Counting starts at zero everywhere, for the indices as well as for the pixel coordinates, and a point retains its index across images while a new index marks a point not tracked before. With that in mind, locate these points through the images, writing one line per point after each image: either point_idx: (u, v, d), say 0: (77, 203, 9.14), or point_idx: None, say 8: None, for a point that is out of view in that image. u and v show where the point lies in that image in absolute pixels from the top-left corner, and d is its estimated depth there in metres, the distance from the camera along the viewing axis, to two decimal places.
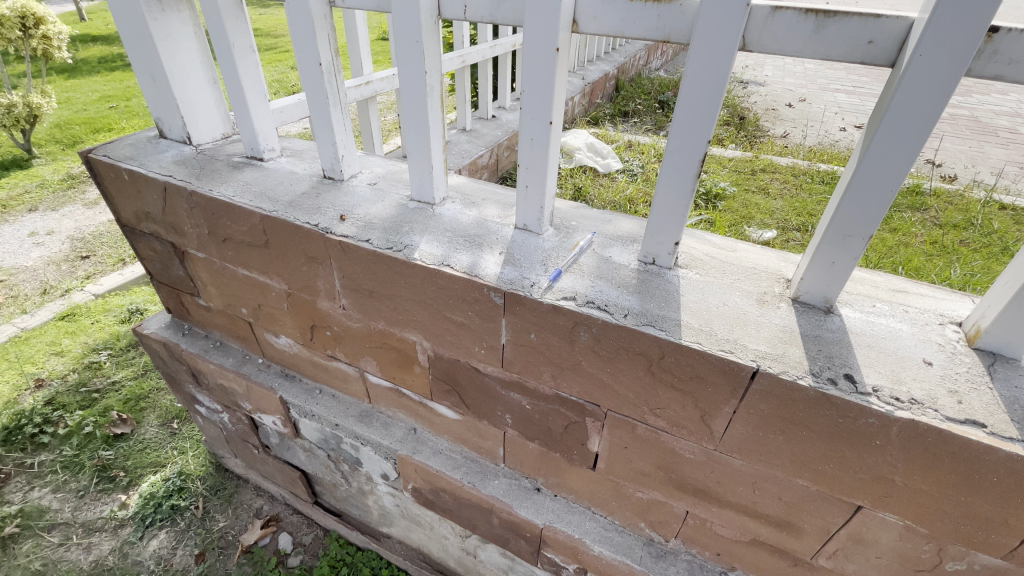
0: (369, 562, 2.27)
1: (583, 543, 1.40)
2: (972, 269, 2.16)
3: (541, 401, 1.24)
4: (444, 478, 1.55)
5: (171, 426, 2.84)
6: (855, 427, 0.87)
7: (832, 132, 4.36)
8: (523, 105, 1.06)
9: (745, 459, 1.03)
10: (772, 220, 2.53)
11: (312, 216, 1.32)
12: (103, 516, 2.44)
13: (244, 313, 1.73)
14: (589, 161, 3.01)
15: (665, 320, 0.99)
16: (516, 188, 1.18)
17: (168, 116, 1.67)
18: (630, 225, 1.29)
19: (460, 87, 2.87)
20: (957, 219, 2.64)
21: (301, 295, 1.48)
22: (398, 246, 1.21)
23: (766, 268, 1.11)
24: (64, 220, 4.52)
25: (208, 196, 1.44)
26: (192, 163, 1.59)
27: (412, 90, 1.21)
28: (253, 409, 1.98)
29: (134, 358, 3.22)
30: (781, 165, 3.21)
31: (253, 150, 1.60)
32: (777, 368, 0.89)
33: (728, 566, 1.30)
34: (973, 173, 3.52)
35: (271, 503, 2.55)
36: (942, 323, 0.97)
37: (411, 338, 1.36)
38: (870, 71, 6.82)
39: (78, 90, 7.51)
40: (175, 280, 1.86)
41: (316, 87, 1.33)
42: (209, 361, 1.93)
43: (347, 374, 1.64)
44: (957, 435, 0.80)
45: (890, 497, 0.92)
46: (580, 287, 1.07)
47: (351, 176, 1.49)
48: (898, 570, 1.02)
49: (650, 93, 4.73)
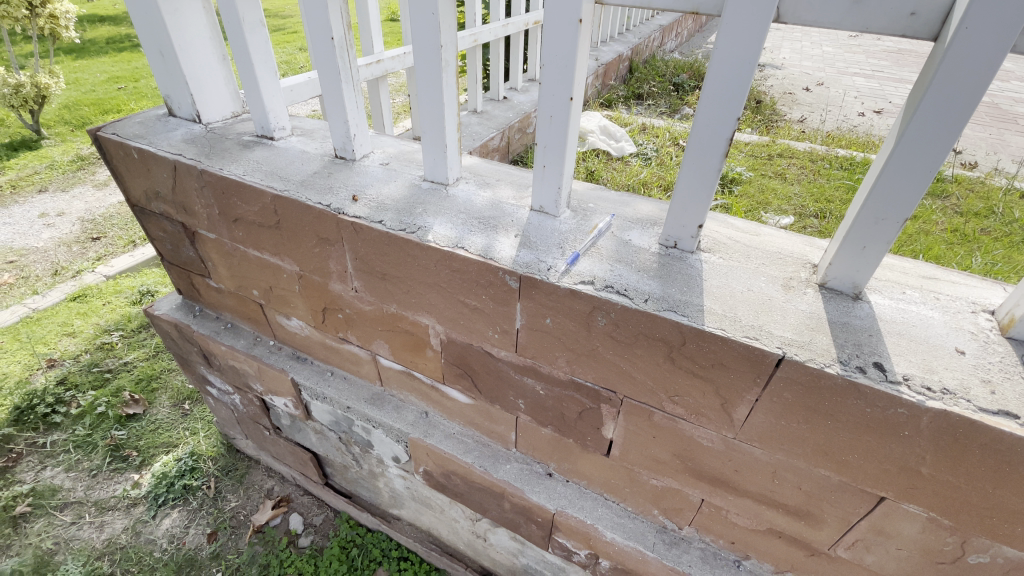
0: (379, 543, 2.29)
1: (595, 529, 1.39)
2: (994, 258, 2.11)
3: (555, 386, 1.23)
4: (456, 462, 1.55)
5: (182, 407, 2.88)
6: (883, 417, 0.84)
7: (850, 116, 4.25)
8: (542, 81, 1.02)
9: (765, 448, 1.01)
10: (789, 206, 2.48)
11: (324, 196, 1.30)
12: (115, 495, 2.48)
13: (256, 295, 1.72)
14: (602, 144, 2.95)
15: (687, 305, 0.96)
16: (532, 168, 1.14)
17: (177, 94, 1.64)
18: (650, 208, 1.25)
19: (471, 67, 2.81)
20: (978, 207, 2.57)
21: (312, 277, 1.47)
22: (412, 228, 1.19)
23: (791, 253, 1.08)
24: (74, 201, 4.53)
25: (219, 175, 1.42)
26: (202, 141, 1.57)
27: (426, 66, 1.17)
28: (264, 391, 1.98)
29: (146, 339, 3.25)
30: (798, 150, 3.13)
31: (263, 129, 1.58)
32: (803, 356, 0.86)
33: (742, 554, 1.29)
34: (994, 160, 3.42)
35: (282, 484, 2.58)
36: (974, 311, 0.93)
37: (424, 322, 1.34)
38: (890, 54, 6.63)
39: (87, 71, 7.47)
40: (186, 261, 1.85)
41: (327, 63, 1.29)
42: (220, 343, 1.92)
43: (358, 357, 1.63)
44: (990, 426, 0.77)
45: (915, 489, 0.90)
46: (598, 271, 1.04)
47: (363, 156, 1.46)
48: (919, 562, 1.00)
49: (664, 75, 4.63)
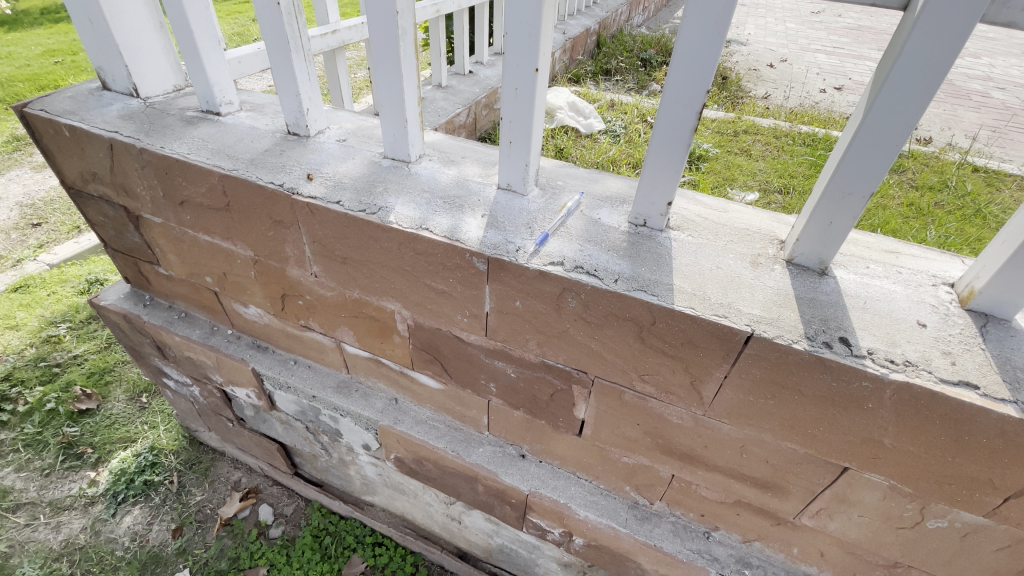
0: (353, 530, 2.26)
1: (568, 508, 1.40)
2: (947, 231, 2.18)
3: (526, 368, 1.21)
4: (427, 447, 1.53)
5: (139, 401, 2.74)
6: (848, 390, 0.85)
7: (812, 93, 4.32)
8: (505, 50, 0.97)
9: (734, 424, 1.02)
10: (754, 182, 2.51)
11: (276, 174, 1.22)
12: (72, 494, 2.36)
13: (209, 281, 1.63)
14: (570, 121, 2.90)
15: (657, 284, 0.94)
16: (499, 145, 1.10)
17: (111, 65, 1.50)
18: (618, 185, 1.22)
19: (435, 39, 2.70)
20: (932, 181, 2.65)
21: (268, 262, 1.39)
22: (372, 208, 1.13)
23: (759, 229, 1.07)
24: (10, 184, 4.21)
25: (160, 154, 1.31)
26: (141, 118, 1.45)
27: (382, 35, 1.09)
28: (224, 382, 1.90)
29: (97, 331, 3.07)
30: (763, 126, 3.16)
31: (208, 103, 1.47)
32: (772, 332, 0.86)
33: (712, 526, 1.31)
34: (948, 136, 3.54)
35: (249, 475, 2.50)
36: (935, 284, 0.95)
37: (389, 307, 1.29)
38: (851, 31, 6.73)
39: (19, 44, 6.89)
40: (131, 248, 1.73)
41: (275, 31, 1.20)
42: (174, 333, 1.82)
43: (322, 345, 1.57)
44: (950, 397, 0.78)
45: (878, 459, 0.92)
46: (568, 251, 1.01)
47: (318, 132, 1.38)
48: (880, 527, 1.03)
49: (632, 50, 4.58)
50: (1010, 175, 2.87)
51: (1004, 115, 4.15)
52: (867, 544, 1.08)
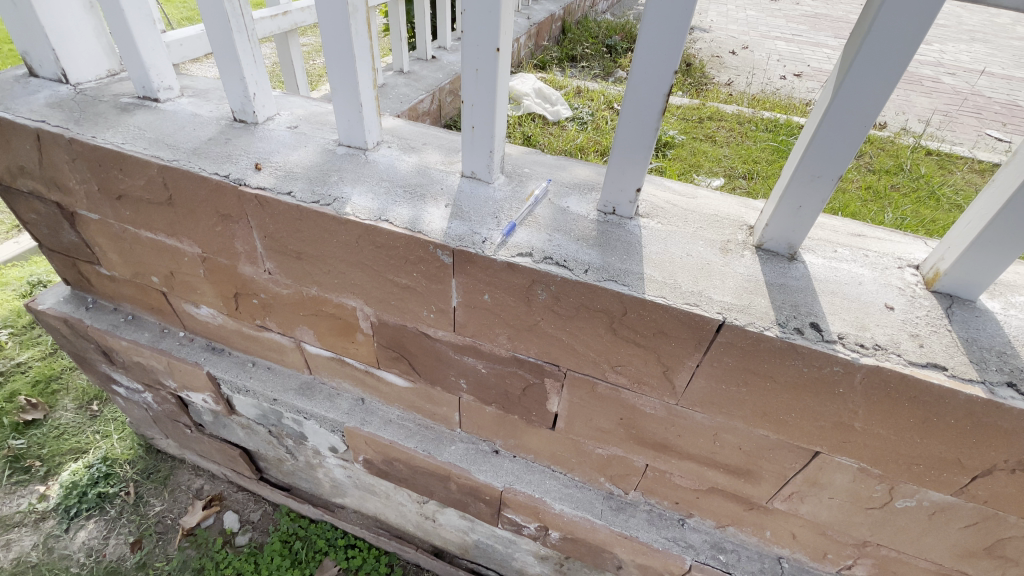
0: (324, 533, 2.18)
1: (543, 502, 1.37)
2: (904, 213, 2.24)
3: (496, 363, 1.17)
4: (397, 448, 1.47)
5: (90, 409, 2.58)
6: (820, 375, 0.84)
7: (773, 79, 4.39)
8: (464, 29, 0.91)
9: (707, 412, 1.01)
10: (719, 168, 2.52)
11: (221, 165, 1.13)
12: (20, 510, 2.21)
13: (156, 281, 1.52)
14: (537, 108, 2.84)
15: (627, 274, 0.91)
16: (460, 131, 1.04)
17: (36, 48, 1.37)
18: (586, 172, 1.19)
19: (395, 23, 2.60)
20: (888, 164, 2.73)
21: (218, 259, 1.30)
22: (327, 199, 1.06)
23: (727, 215, 1.06)
24: None
25: (92, 145, 1.20)
26: (71, 105, 1.33)
27: (331, 13, 1.01)
28: (178, 387, 1.79)
29: (41, 337, 2.86)
30: (727, 113, 3.18)
31: (144, 89, 1.35)
32: (743, 320, 0.85)
33: (686, 513, 1.31)
34: (903, 120, 3.65)
35: (212, 482, 2.40)
36: (901, 267, 0.95)
37: (350, 304, 1.22)
38: (809, 19, 6.86)
39: None
40: (69, 247, 1.60)
41: (213, 9, 1.10)
42: (121, 338, 1.70)
43: (281, 345, 1.49)
44: (920, 379, 0.78)
45: (848, 442, 0.92)
46: (536, 242, 0.97)
47: (267, 119, 1.29)
48: (850, 508, 1.04)
49: (597, 37, 4.54)
50: (961, 158, 2.98)
51: (954, 99, 4.31)
52: (837, 525, 1.10)
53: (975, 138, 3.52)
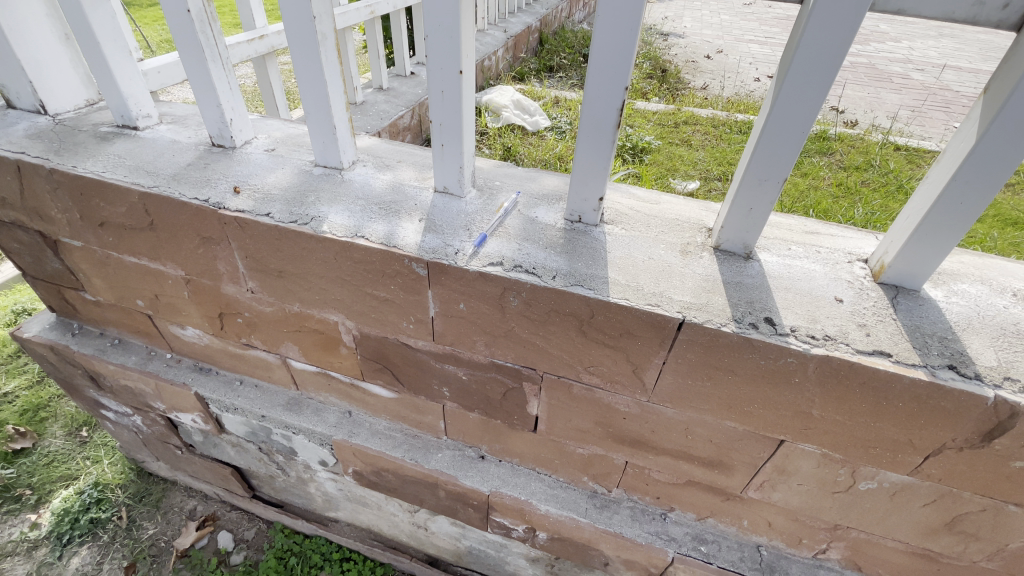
0: (318, 548, 2.18)
1: (529, 503, 1.41)
2: (873, 208, 2.32)
3: (476, 370, 1.20)
4: (385, 458, 1.50)
5: (79, 435, 2.57)
6: (776, 366, 0.89)
7: (747, 82, 4.50)
8: (428, 54, 0.96)
9: (677, 408, 1.05)
10: (695, 171, 2.59)
11: (200, 189, 1.17)
12: (12, 539, 2.20)
13: (141, 304, 1.54)
14: (516, 119, 2.90)
15: (593, 279, 0.96)
16: (431, 148, 1.09)
17: (14, 81, 1.40)
18: (554, 182, 1.24)
19: (372, 41, 2.65)
20: (858, 161, 2.81)
21: (201, 281, 1.33)
22: (304, 219, 1.10)
23: (689, 219, 1.11)
24: None
25: (73, 175, 1.23)
26: (50, 136, 1.36)
27: (300, 41, 1.06)
28: (167, 409, 1.81)
29: (27, 365, 2.84)
30: (701, 117, 3.26)
31: (123, 117, 1.39)
32: (702, 317, 0.90)
33: (667, 507, 1.35)
34: (872, 117, 3.77)
35: (205, 503, 2.40)
36: (850, 261, 1.00)
37: (332, 319, 1.26)
38: (780, 21, 7.03)
39: None
40: (53, 274, 1.62)
41: (187, 39, 1.14)
42: (108, 362, 1.72)
43: (267, 362, 1.52)
44: (866, 366, 0.83)
45: (809, 430, 0.97)
46: (506, 251, 1.02)
47: (245, 143, 1.33)
48: (819, 493, 1.09)
49: (573, 47, 4.64)
50: (928, 151, 3.08)
51: (921, 95, 4.44)
52: (808, 510, 1.14)
53: (942, 132, 3.64)
